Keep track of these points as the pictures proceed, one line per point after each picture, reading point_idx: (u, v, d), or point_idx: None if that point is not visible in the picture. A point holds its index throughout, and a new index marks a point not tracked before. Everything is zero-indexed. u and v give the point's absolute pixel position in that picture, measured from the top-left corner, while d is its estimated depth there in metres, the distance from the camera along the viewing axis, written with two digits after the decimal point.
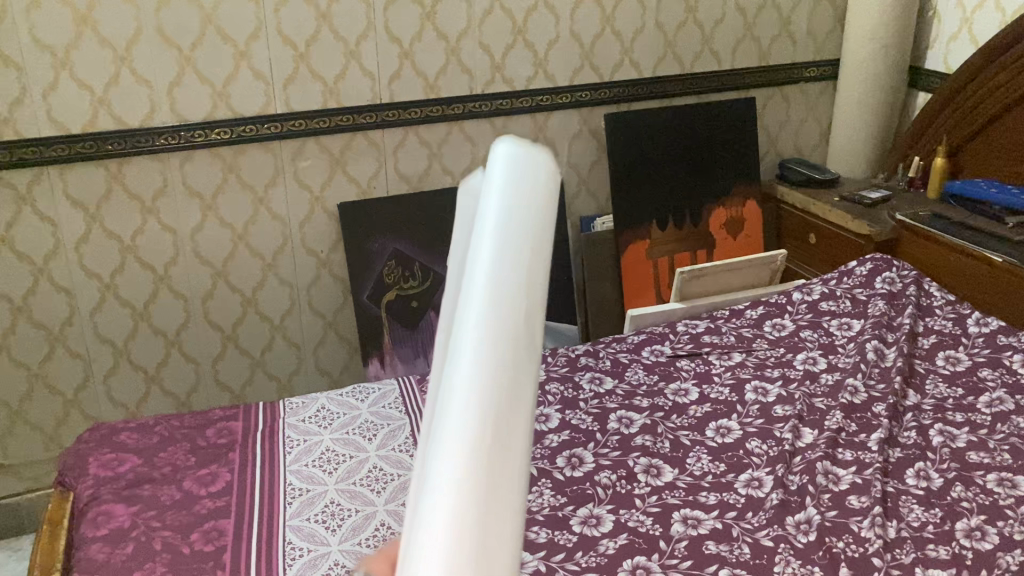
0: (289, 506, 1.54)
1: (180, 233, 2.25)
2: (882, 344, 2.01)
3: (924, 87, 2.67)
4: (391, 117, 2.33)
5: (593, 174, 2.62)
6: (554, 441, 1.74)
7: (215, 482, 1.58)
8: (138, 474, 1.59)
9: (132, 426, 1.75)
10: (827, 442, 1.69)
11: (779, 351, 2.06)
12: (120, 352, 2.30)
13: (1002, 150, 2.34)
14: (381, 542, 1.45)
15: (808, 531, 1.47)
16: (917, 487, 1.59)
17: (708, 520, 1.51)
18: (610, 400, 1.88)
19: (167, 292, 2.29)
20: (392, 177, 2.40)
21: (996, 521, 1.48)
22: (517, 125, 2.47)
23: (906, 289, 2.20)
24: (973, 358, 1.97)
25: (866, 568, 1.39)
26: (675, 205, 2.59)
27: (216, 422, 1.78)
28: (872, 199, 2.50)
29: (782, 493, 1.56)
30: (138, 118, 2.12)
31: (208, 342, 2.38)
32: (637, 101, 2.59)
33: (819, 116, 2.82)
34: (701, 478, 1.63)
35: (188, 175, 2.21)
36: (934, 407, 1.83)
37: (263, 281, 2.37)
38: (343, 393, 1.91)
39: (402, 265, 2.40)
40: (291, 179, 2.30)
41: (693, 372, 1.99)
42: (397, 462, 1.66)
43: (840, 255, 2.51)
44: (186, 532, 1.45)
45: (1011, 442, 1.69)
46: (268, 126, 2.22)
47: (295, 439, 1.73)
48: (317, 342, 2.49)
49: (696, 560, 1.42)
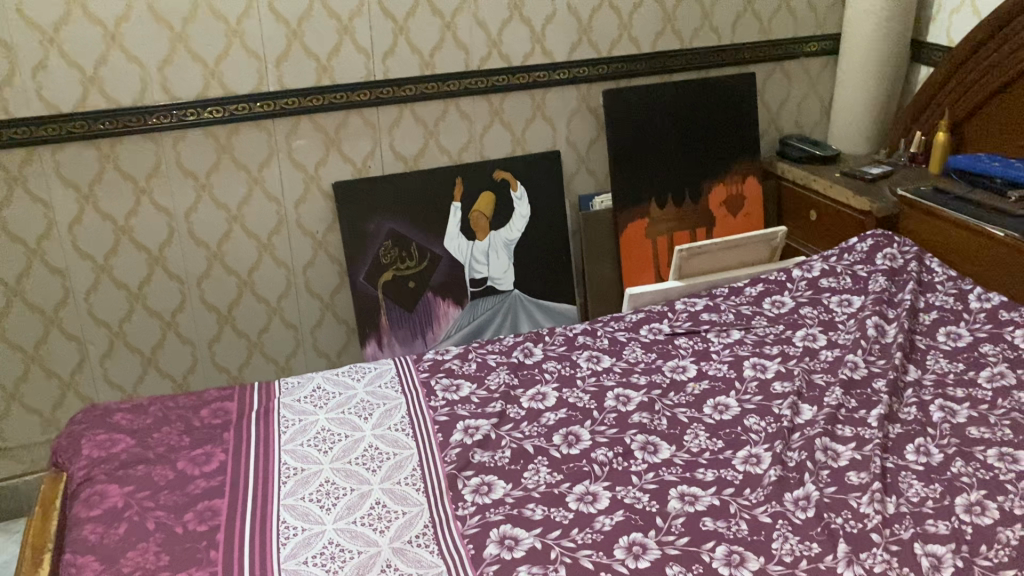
0: (284, 485, 1.53)
1: (174, 213, 2.24)
2: (882, 320, 1.99)
3: (927, 61, 2.64)
4: (386, 94, 2.30)
5: (591, 153, 2.60)
6: (551, 419, 1.73)
7: (209, 462, 1.57)
8: (132, 454, 1.58)
9: (126, 406, 1.74)
10: (826, 418, 1.68)
11: (778, 328, 2.04)
12: (116, 334, 2.29)
13: (1005, 124, 2.30)
14: (376, 520, 1.45)
15: (806, 507, 1.46)
16: (917, 462, 1.57)
17: (706, 497, 1.50)
18: (607, 378, 1.87)
19: (162, 273, 2.28)
20: (388, 156, 2.38)
21: (996, 496, 1.47)
22: (515, 102, 2.45)
23: (907, 265, 2.18)
24: (974, 333, 1.95)
25: (864, 543, 1.37)
26: (675, 183, 2.55)
27: (210, 402, 1.77)
28: (874, 174, 2.48)
29: (780, 469, 1.55)
30: (130, 97, 2.10)
31: (205, 324, 2.36)
32: (637, 77, 2.56)
33: (821, 91, 2.79)
34: (698, 455, 1.61)
35: (182, 154, 2.19)
36: (935, 383, 1.81)
37: (259, 262, 2.36)
38: (339, 373, 1.89)
39: (398, 245, 2.37)
40: (286, 158, 2.28)
41: (692, 349, 1.97)
42: (392, 441, 1.65)
43: (842, 232, 2.49)
44: (180, 511, 1.45)
45: (1012, 417, 1.67)
46: (261, 104, 2.20)
47: (290, 419, 1.72)
48: (314, 324, 2.48)
49: (693, 536, 1.41)
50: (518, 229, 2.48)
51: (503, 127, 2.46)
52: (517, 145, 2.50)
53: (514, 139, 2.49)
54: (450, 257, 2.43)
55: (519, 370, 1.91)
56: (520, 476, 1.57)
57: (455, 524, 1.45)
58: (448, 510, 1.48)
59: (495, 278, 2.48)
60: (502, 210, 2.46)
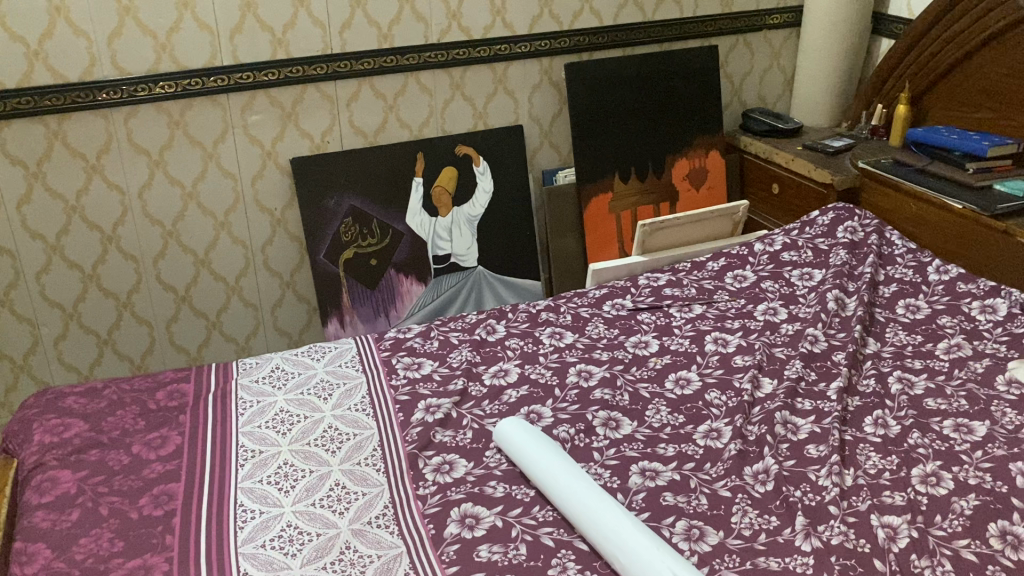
0: (241, 468, 1.51)
1: (127, 191, 2.18)
2: (842, 293, 2.00)
3: (888, 33, 2.64)
4: (343, 68, 2.25)
5: (555, 127, 2.56)
6: (512, 397, 1.72)
7: (165, 446, 1.55)
8: (85, 439, 1.54)
9: (79, 390, 1.70)
10: (786, 392, 1.69)
11: (739, 302, 2.05)
12: (70, 315, 2.24)
13: (963, 96, 2.31)
14: (335, 502, 1.44)
15: (765, 481, 1.47)
16: (875, 434, 1.59)
17: (666, 472, 1.50)
18: (569, 354, 1.86)
19: (116, 253, 2.23)
20: (347, 131, 2.33)
21: (952, 467, 1.49)
22: (476, 76, 2.40)
23: (868, 238, 2.20)
24: (932, 305, 1.97)
25: (822, 516, 1.39)
26: (639, 157, 2.53)
27: (166, 384, 1.73)
28: (835, 147, 2.49)
29: (740, 443, 1.56)
30: (78, 71, 2.04)
31: (162, 303, 2.31)
32: (599, 50, 2.52)
33: (783, 64, 2.78)
34: (659, 430, 1.62)
35: (133, 130, 2.13)
36: (893, 355, 1.83)
37: (216, 241, 2.30)
38: (299, 353, 1.87)
39: (359, 222, 2.32)
40: (241, 134, 2.22)
41: (654, 324, 1.97)
42: (352, 421, 1.64)
43: (805, 206, 2.49)
44: (134, 496, 1.42)
45: (968, 389, 1.70)
46: (215, 79, 2.14)
47: (248, 401, 1.69)
48: (274, 303, 2.43)
49: (653, 511, 1.41)
50: (481, 204, 2.43)
51: (464, 101, 2.42)
52: (479, 119, 2.46)
53: (475, 113, 2.45)
54: (413, 234, 2.38)
55: (481, 347, 1.89)
56: (481, 455, 1.56)
57: (416, 503, 1.44)
58: (409, 490, 1.47)
59: (458, 255, 2.43)
60: (464, 186, 2.41)
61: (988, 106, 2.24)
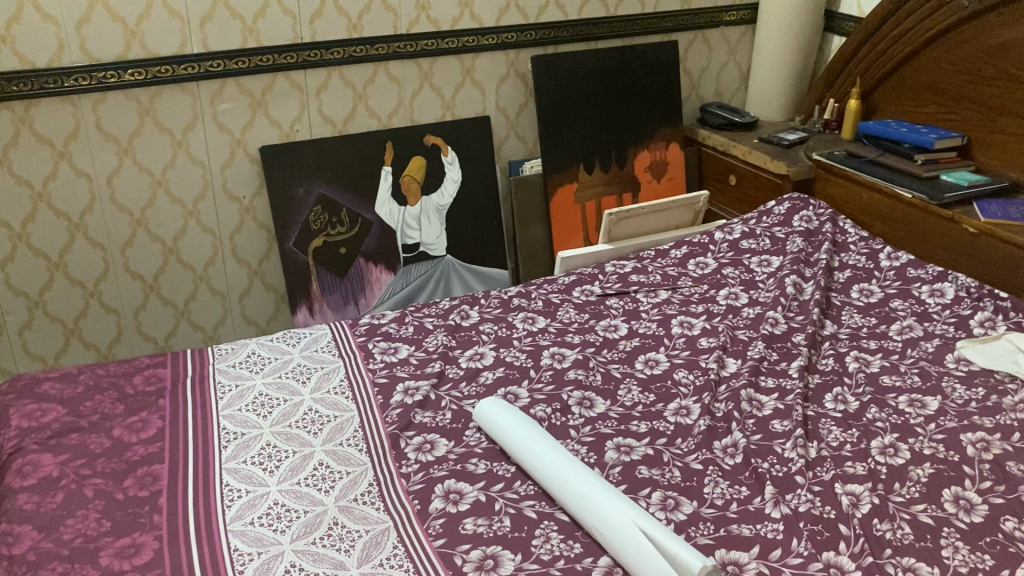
0: (224, 449, 1.52)
1: (95, 177, 2.16)
2: (800, 279, 2.09)
3: (839, 31, 2.74)
4: (313, 57, 2.26)
5: (521, 118, 2.59)
6: (488, 378, 1.76)
7: (146, 429, 1.55)
8: (64, 423, 1.54)
9: (54, 375, 1.69)
10: (750, 370, 1.77)
11: (702, 287, 2.13)
12: (35, 304, 2.21)
13: (912, 92, 2.42)
14: (320, 481, 1.46)
15: (734, 454, 1.54)
16: (835, 410, 1.67)
17: (640, 447, 1.57)
18: (542, 338, 1.91)
19: (83, 241, 2.21)
20: (316, 120, 2.34)
21: (908, 438, 1.57)
22: (444, 67, 2.43)
23: (823, 227, 2.29)
24: (885, 290, 2.07)
25: (789, 485, 1.46)
26: (604, 148, 2.57)
27: (142, 369, 1.73)
28: (790, 140, 2.58)
29: (709, 420, 1.63)
30: (46, 57, 2.02)
31: (130, 292, 2.30)
32: (564, 44, 2.57)
33: (739, 60, 2.86)
34: (632, 409, 1.68)
35: (102, 117, 2.11)
36: (850, 336, 1.92)
37: (184, 229, 2.30)
38: (273, 338, 1.88)
39: (328, 210, 2.33)
40: (210, 121, 2.22)
41: (623, 309, 2.03)
42: (332, 404, 1.66)
43: (763, 196, 2.58)
44: (119, 478, 1.43)
45: (920, 366, 1.79)
46: (185, 66, 2.14)
47: (226, 384, 1.70)
48: (242, 292, 2.42)
49: (630, 484, 1.47)
50: (449, 194, 2.46)
51: (432, 91, 2.44)
52: (447, 110, 2.48)
53: (444, 103, 2.47)
54: (382, 223, 2.40)
55: (456, 332, 1.92)
56: (462, 434, 1.60)
57: (400, 480, 1.48)
58: (392, 468, 1.51)
59: (427, 244, 2.46)
60: (433, 176, 2.44)
61: (936, 101, 2.35)
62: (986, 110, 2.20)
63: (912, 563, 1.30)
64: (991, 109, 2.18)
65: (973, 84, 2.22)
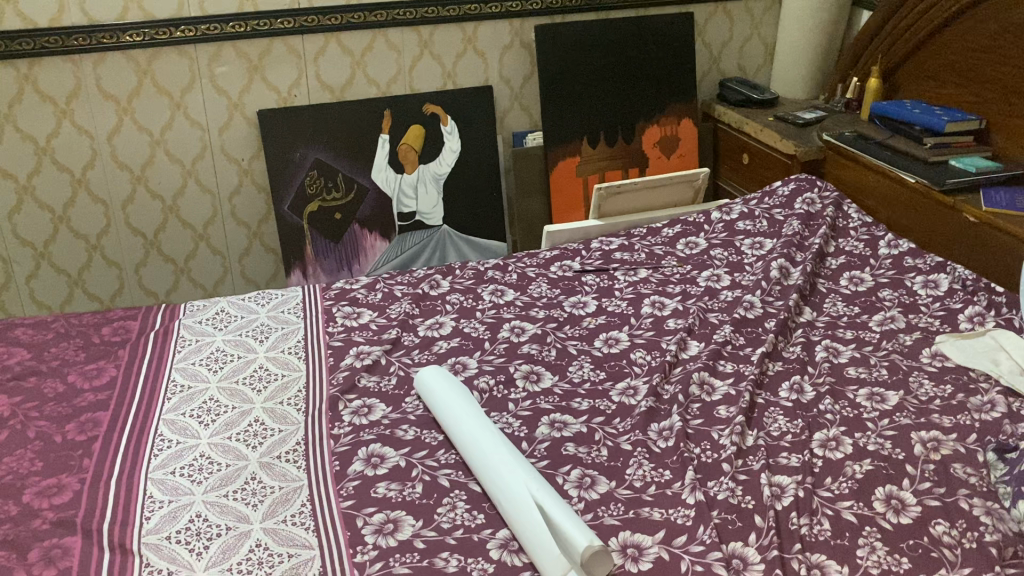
0: (167, 401, 1.57)
1: (96, 135, 2.27)
2: (788, 263, 2.01)
3: (868, 5, 2.61)
4: (310, 22, 2.29)
5: (525, 89, 2.57)
6: (442, 347, 1.77)
7: (99, 376, 1.62)
8: (25, 367, 1.63)
9: (29, 322, 1.78)
10: (709, 354, 1.72)
11: (685, 268, 2.07)
12: (41, 254, 2.35)
13: (933, 71, 2.29)
14: (251, 437, 1.50)
15: (668, 437, 1.50)
16: (787, 399, 1.60)
17: (575, 424, 1.55)
18: (506, 311, 1.89)
19: (85, 195, 2.32)
20: (314, 85, 2.37)
21: (854, 433, 1.51)
22: (444, 35, 2.42)
23: (824, 210, 2.20)
24: (876, 278, 1.98)
25: (714, 472, 1.42)
26: (609, 121, 2.52)
27: (113, 320, 1.81)
28: (805, 119, 2.47)
29: (652, 401, 1.59)
30: (47, 16, 2.12)
31: (131, 247, 2.41)
32: (572, 13, 2.53)
33: (764, 34, 2.75)
34: (578, 386, 1.66)
35: (102, 77, 2.21)
36: (827, 324, 1.85)
37: (183, 188, 2.38)
38: (245, 298, 1.92)
39: (324, 175, 2.37)
40: (208, 84, 2.29)
41: (596, 287, 2.00)
42: (283, 363, 1.70)
43: (772, 176, 2.49)
44: (61, 422, 1.50)
45: (891, 359, 1.71)
46: (181, 30, 2.20)
47: (187, 339, 1.76)
48: (242, 252, 2.51)
49: (552, 460, 1.46)
50: (447, 163, 2.46)
51: (432, 60, 2.44)
52: (448, 78, 2.48)
53: (444, 72, 2.47)
54: (378, 190, 2.42)
55: (422, 301, 1.93)
56: (401, 401, 1.62)
57: (328, 441, 1.50)
58: (324, 429, 1.53)
59: (423, 213, 2.46)
60: (431, 144, 2.44)
61: (956, 82, 2.21)
62: (1004, 92, 2.06)
63: (821, 560, 1.25)
64: (1009, 91, 2.04)
65: (993, 64, 2.08)
